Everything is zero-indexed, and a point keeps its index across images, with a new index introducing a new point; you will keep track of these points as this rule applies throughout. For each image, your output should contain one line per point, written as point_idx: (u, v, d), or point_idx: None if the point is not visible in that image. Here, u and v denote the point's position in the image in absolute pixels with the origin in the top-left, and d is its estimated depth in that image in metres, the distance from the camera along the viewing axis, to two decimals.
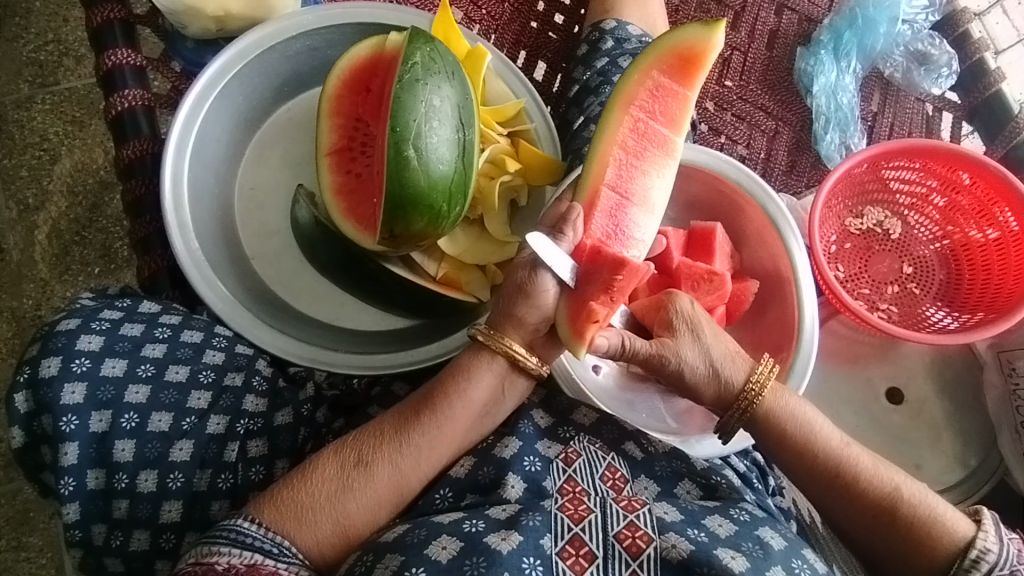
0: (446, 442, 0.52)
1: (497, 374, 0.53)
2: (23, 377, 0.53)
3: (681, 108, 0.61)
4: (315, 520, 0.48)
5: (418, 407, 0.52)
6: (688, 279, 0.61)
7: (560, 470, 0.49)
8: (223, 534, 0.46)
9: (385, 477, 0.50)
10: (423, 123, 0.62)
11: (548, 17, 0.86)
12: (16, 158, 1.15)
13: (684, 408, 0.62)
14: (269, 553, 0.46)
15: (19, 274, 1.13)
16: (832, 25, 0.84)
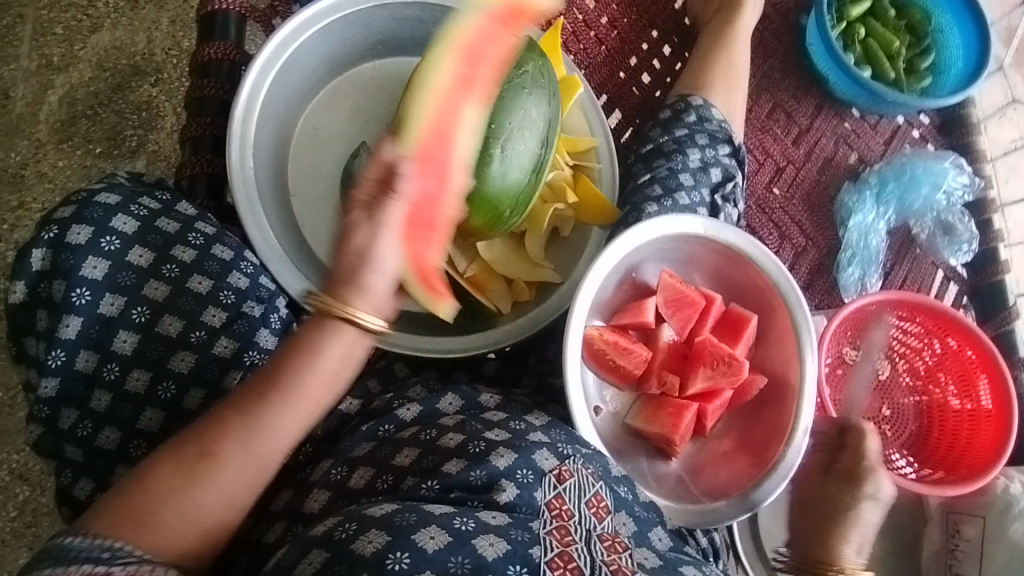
0: (297, 419, 0.47)
1: (347, 345, 0.47)
2: (46, 235, 0.51)
3: (496, 53, 0.51)
4: (157, 520, 0.44)
5: (258, 391, 0.47)
6: (711, 357, 0.67)
7: (552, 484, 0.51)
8: (45, 557, 0.40)
9: (232, 466, 0.46)
10: (514, 127, 0.64)
11: (636, 73, 0.90)
12: (56, 13, 1.18)
13: (664, 471, 0.67)
14: (99, 555, 0.40)
15: (17, 125, 1.14)
16: (881, 171, 0.90)
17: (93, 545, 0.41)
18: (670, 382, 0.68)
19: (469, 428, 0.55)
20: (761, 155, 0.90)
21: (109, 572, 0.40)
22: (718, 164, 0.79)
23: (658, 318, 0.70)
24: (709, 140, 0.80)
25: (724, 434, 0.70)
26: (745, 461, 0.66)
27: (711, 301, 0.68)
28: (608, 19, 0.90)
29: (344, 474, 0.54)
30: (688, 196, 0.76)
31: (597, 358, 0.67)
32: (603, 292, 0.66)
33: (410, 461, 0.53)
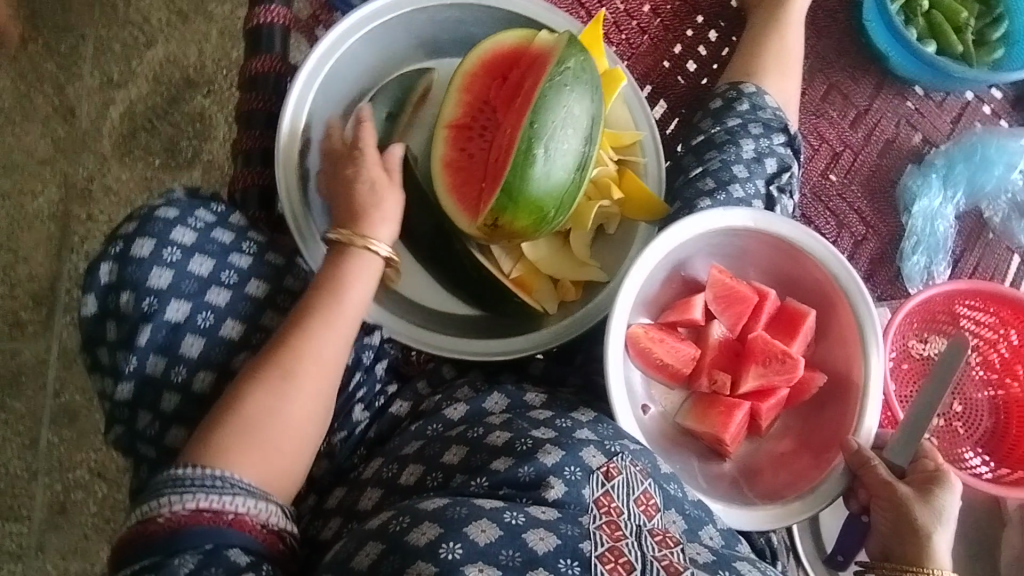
0: (343, 333, 0.56)
1: (371, 268, 0.60)
2: (113, 250, 0.53)
3: None
4: (246, 449, 0.49)
5: (305, 316, 0.55)
6: (763, 354, 0.65)
7: (599, 482, 0.50)
8: (166, 485, 0.45)
9: (294, 387, 0.52)
10: (556, 128, 0.64)
11: (682, 61, 0.88)
12: (114, 32, 1.24)
13: (717, 473, 0.64)
14: (211, 489, 0.46)
15: (83, 142, 1.20)
16: (948, 152, 0.85)
17: (202, 477, 0.46)
18: (721, 380, 0.66)
19: (515, 426, 0.55)
20: (816, 141, 0.86)
21: (220, 509, 0.45)
22: (773, 153, 0.77)
23: (709, 315, 0.68)
24: (763, 129, 0.78)
25: (782, 435, 0.67)
26: (806, 462, 0.63)
27: (765, 296, 0.66)
28: (651, 7, 0.88)
29: (394, 471, 0.55)
30: (743, 188, 0.75)
31: (642, 355, 0.65)
32: (648, 287, 0.64)
33: (460, 458, 0.54)
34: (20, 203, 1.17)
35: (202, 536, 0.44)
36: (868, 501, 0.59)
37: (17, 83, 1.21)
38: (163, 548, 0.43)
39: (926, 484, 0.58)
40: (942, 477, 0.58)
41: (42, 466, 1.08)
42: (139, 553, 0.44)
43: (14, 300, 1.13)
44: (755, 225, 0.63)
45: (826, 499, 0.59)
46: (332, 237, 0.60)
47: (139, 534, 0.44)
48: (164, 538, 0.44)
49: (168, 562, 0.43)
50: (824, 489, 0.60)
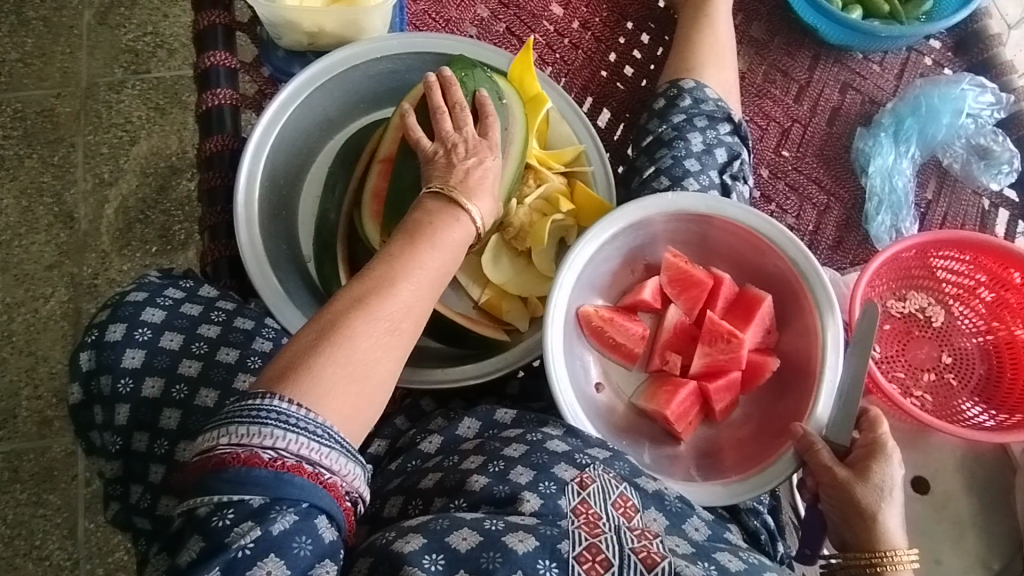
0: (431, 285, 0.54)
1: (467, 237, 0.57)
2: (90, 338, 0.58)
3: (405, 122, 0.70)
4: (342, 392, 0.46)
5: (398, 257, 0.53)
6: (709, 334, 0.66)
7: (574, 491, 0.51)
8: (276, 424, 0.43)
9: (388, 337, 0.49)
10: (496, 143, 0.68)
11: (618, 68, 0.90)
12: (100, 135, 1.32)
13: (669, 454, 0.65)
14: (314, 438, 0.44)
15: (84, 242, 1.28)
16: (895, 110, 0.86)
17: (310, 422, 0.44)
18: (673, 361, 0.67)
19: (488, 448, 0.56)
20: (762, 121, 0.87)
21: (319, 466, 0.44)
22: (722, 143, 0.77)
23: (666, 299, 0.69)
24: (708, 122, 0.78)
25: (743, 422, 0.67)
26: (762, 445, 0.63)
27: (720, 280, 0.67)
28: (580, 23, 0.91)
29: (378, 506, 0.58)
30: (697, 181, 0.75)
31: (597, 335, 0.67)
32: (598, 272, 0.66)
33: (435, 482, 0.55)
34: (34, 308, 1.24)
35: (300, 492, 0.42)
36: (819, 488, 0.58)
37: (19, 198, 1.29)
38: (263, 489, 0.42)
39: (868, 459, 0.57)
40: (881, 448, 0.57)
41: (83, 553, 1.12)
42: (232, 486, 0.42)
43: (39, 400, 1.19)
44: (706, 209, 0.64)
45: (775, 479, 0.59)
46: (431, 191, 0.58)
47: (218, 464, 0.42)
48: (264, 477, 0.42)
49: (267, 510, 0.42)
50: (769, 473, 0.59)
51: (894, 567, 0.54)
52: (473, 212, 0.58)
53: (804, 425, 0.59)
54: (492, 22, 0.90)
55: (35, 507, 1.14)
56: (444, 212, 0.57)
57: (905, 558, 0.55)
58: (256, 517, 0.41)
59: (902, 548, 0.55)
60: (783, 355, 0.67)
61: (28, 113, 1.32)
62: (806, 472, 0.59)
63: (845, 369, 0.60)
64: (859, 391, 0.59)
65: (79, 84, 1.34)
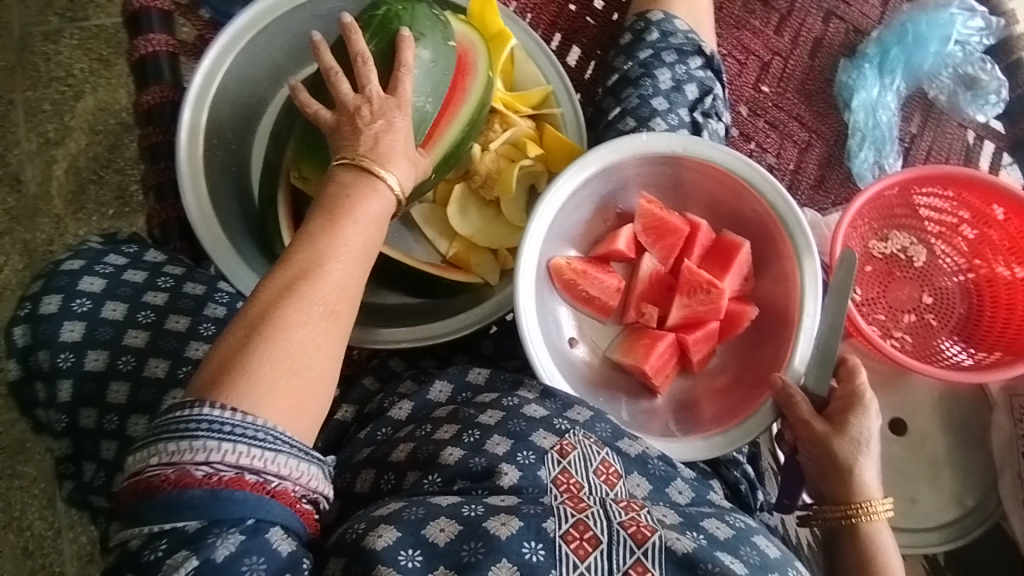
0: (361, 262, 0.48)
1: (388, 205, 0.51)
2: (23, 311, 0.54)
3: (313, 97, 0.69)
4: (283, 389, 0.42)
5: (316, 236, 0.47)
6: (687, 285, 0.63)
7: (554, 461, 0.49)
8: (207, 441, 0.39)
9: (324, 322, 0.44)
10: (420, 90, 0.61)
11: (588, 1, 0.84)
12: (40, 91, 1.23)
13: (646, 408, 0.63)
14: (254, 444, 0.40)
15: (35, 207, 1.21)
16: (880, 39, 0.81)
17: (248, 432, 0.39)
18: (648, 313, 0.65)
19: (462, 415, 0.54)
20: (742, 54, 0.82)
21: (265, 475, 0.40)
22: (692, 79, 0.73)
23: (640, 248, 0.66)
24: (678, 56, 0.73)
25: (719, 372, 0.66)
26: (740, 396, 0.61)
27: (696, 226, 0.64)
28: None
29: (349, 478, 0.56)
30: (665, 121, 0.70)
31: (570, 289, 0.64)
32: (569, 222, 0.63)
33: (407, 454, 0.53)
34: None
35: (242, 509, 0.39)
36: (796, 441, 0.58)
37: None
38: (198, 513, 0.39)
39: (845, 412, 0.55)
40: (859, 399, 0.56)
41: (64, 523, 1.12)
42: (163, 514, 0.39)
43: None
44: (683, 151, 0.60)
45: (752, 432, 0.58)
46: (340, 162, 0.51)
47: (147, 487, 0.39)
48: (199, 498, 0.39)
49: (204, 535, 0.39)
50: (749, 424, 0.58)
51: (874, 519, 0.54)
52: (390, 179, 0.51)
53: (783, 374, 0.57)
54: None
55: (10, 480, 1.12)
56: (365, 179, 0.50)
57: (882, 508, 0.55)
58: (192, 544, 0.39)
59: (879, 498, 0.55)
60: (760, 303, 0.65)
61: None
62: (785, 425, 0.58)
63: (823, 317, 0.59)
64: (837, 347, 0.58)
65: (11, 35, 1.24)
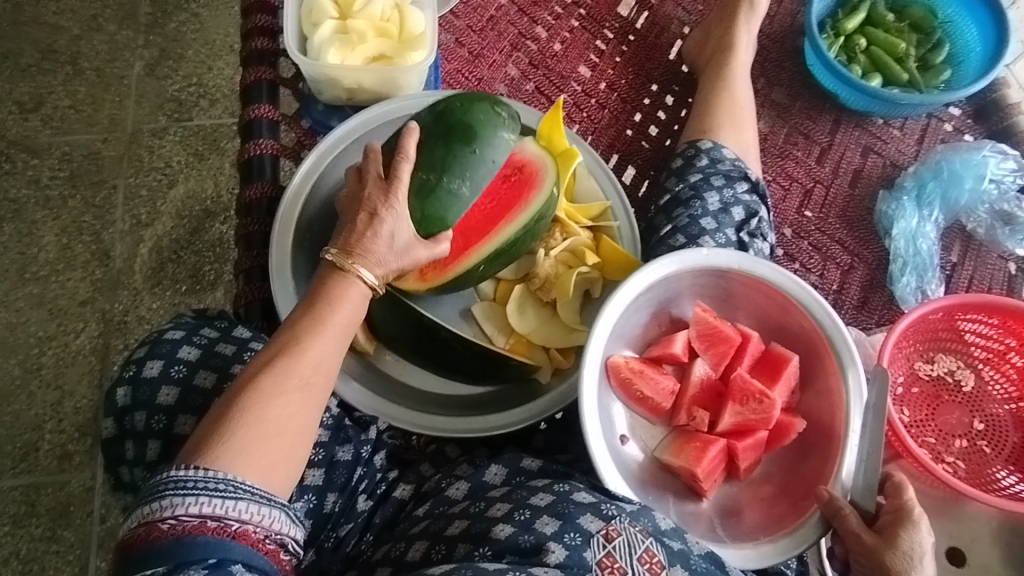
0: (338, 347, 0.56)
1: (363, 298, 0.58)
2: (128, 373, 0.60)
3: None
4: (259, 454, 0.49)
5: (301, 323, 0.55)
6: (739, 393, 0.65)
7: (600, 544, 0.53)
8: (175, 493, 0.45)
9: (299, 398, 0.52)
10: (455, 173, 0.66)
11: (643, 128, 0.93)
12: (141, 178, 1.38)
13: (691, 510, 0.64)
14: (215, 494, 0.45)
15: (118, 280, 1.32)
16: (916, 173, 0.87)
17: (210, 482, 0.45)
18: (699, 417, 0.66)
19: (514, 496, 0.58)
20: (785, 181, 0.89)
21: (225, 520, 0.45)
22: (739, 202, 0.79)
23: (693, 353, 0.69)
24: (725, 180, 0.80)
25: (763, 480, 0.66)
26: (787, 505, 0.62)
27: (748, 337, 0.68)
28: (607, 84, 0.95)
29: (401, 549, 0.59)
30: (713, 239, 0.76)
31: (624, 387, 0.66)
32: (629, 324, 0.67)
33: (461, 529, 0.57)
34: (64, 343, 1.27)
35: (204, 550, 0.44)
36: (848, 555, 0.58)
37: (60, 235, 1.34)
38: (163, 559, 0.43)
39: (895, 527, 0.55)
40: (909, 515, 0.55)
41: None
42: (134, 565, 0.44)
43: (62, 434, 1.21)
44: (736, 266, 0.65)
45: (803, 542, 0.57)
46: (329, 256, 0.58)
47: (127, 546, 0.45)
48: (165, 547, 0.44)
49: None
50: (799, 534, 0.58)
51: None
52: (364, 274, 0.58)
53: (829, 488, 0.58)
54: (523, 81, 0.94)
55: (49, 543, 1.14)
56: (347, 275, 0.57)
57: None
58: None
59: None
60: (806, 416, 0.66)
61: (75, 156, 1.39)
62: (836, 539, 0.58)
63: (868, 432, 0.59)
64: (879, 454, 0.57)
65: (125, 130, 1.41)
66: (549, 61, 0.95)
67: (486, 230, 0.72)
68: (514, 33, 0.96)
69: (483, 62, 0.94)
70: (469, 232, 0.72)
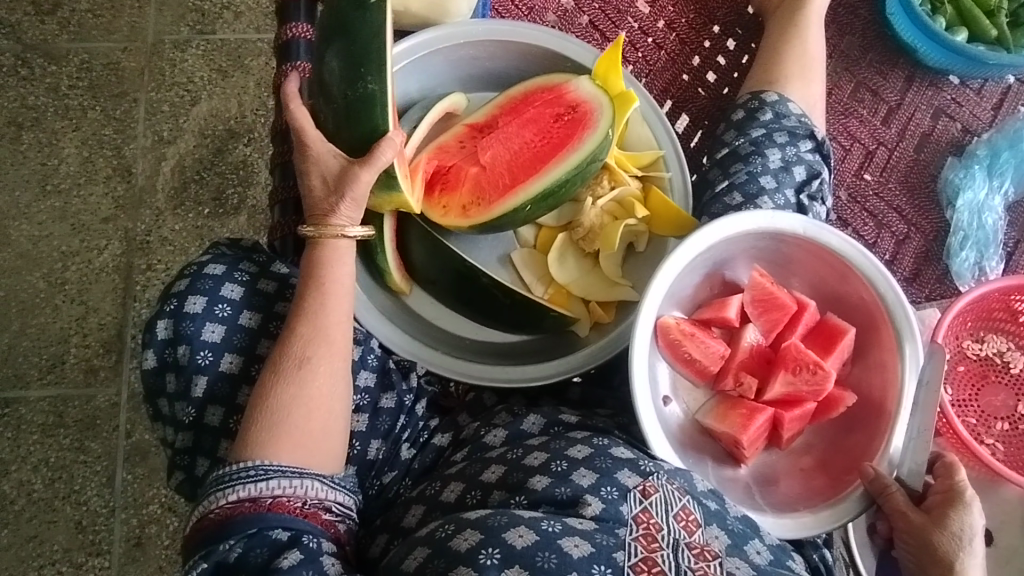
0: (344, 308, 0.59)
1: (351, 250, 0.60)
2: (168, 307, 0.58)
3: (441, 134, 0.74)
4: (303, 434, 0.54)
5: (302, 300, 0.58)
6: (792, 361, 0.64)
7: (636, 499, 0.52)
8: (216, 485, 0.52)
9: (323, 370, 0.56)
10: (354, 80, 0.61)
11: (701, 73, 0.87)
12: (162, 93, 1.33)
13: (729, 475, 0.63)
14: (247, 479, 0.51)
15: (140, 197, 1.29)
16: (990, 141, 0.82)
17: (241, 471, 0.51)
18: (747, 383, 0.65)
19: (552, 445, 0.58)
20: (847, 141, 0.84)
21: (260, 497, 0.51)
22: (801, 161, 0.74)
23: (744, 318, 0.67)
24: (789, 138, 0.75)
25: (805, 451, 0.65)
26: (830, 478, 0.61)
27: (803, 306, 0.65)
28: (666, 22, 0.88)
29: (436, 488, 0.59)
30: (772, 199, 0.72)
31: (672, 348, 0.65)
32: (683, 285, 0.65)
33: (497, 476, 0.57)
34: (88, 259, 1.26)
35: (246, 523, 0.50)
36: (892, 533, 0.58)
37: (81, 148, 1.31)
38: (216, 539, 0.50)
39: (943, 507, 0.55)
40: (961, 496, 0.55)
41: (119, 503, 1.16)
42: (196, 550, 0.51)
43: (87, 349, 1.22)
44: (800, 231, 0.62)
45: (845, 516, 0.58)
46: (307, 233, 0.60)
47: (193, 540, 0.52)
48: (217, 529, 0.50)
49: (221, 550, 0.50)
50: (842, 508, 0.58)
51: None
52: (352, 233, 0.60)
53: (877, 464, 0.58)
54: (576, 14, 0.87)
55: (77, 453, 1.18)
56: (324, 241, 0.60)
57: None
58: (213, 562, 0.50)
59: None
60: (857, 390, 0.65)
61: (94, 65, 1.33)
62: (881, 517, 0.58)
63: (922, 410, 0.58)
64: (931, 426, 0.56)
65: (145, 40, 1.34)
66: None
67: (536, 171, 0.70)
68: None
69: None
70: (519, 172, 0.71)
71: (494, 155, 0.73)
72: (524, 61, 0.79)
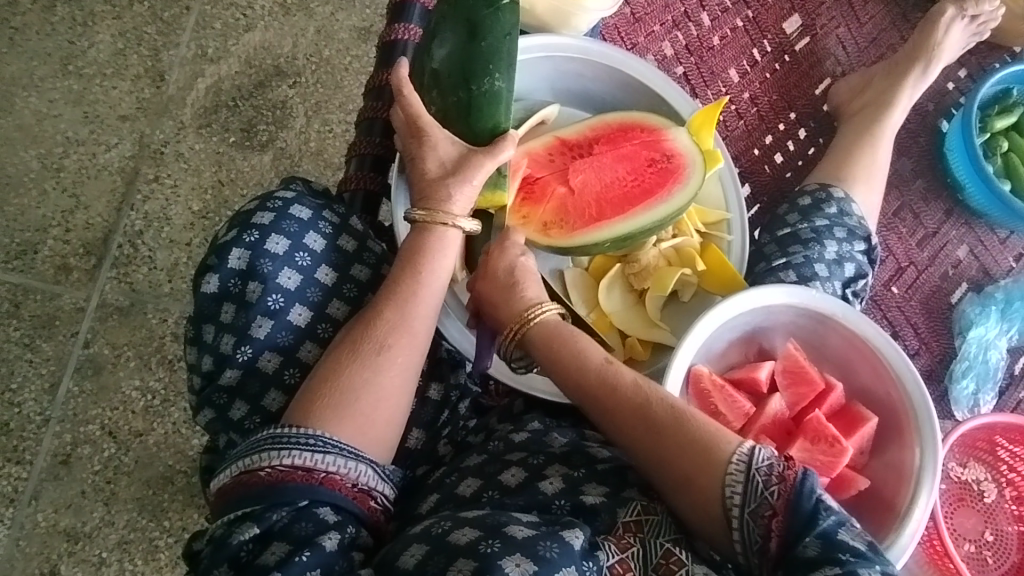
0: (432, 305, 0.58)
1: (456, 246, 0.60)
2: (247, 238, 0.56)
3: (536, 139, 0.75)
4: (366, 420, 0.53)
5: (393, 284, 0.57)
6: (812, 433, 0.68)
7: (633, 507, 0.53)
8: (271, 443, 0.50)
9: (400, 363, 0.55)
10: (481, 74, 0.59)
11: (770, 153, 0.92)
12: (218, 10, 1.27)
13: None
14: (304, 448, 0.50)
15: (166, 106, 1.22)
16: (1007, 288, 0.89)
17: (301, 436, 0.50)
18: (766, 446, 0.68)
19: (574, 462, 0.58)
20: (883, 252, 0.90)
21: (314, 469, 0.50)
22: (853, 260, 0.79)
23: (772, 387, 0.71)
24: (847, 235, 0.79)
25: None
26: None
27: (831, 387, 0.69)
28: (750, 96, 0.92)
29: (454, 481, 0.59)
30: (822, 286, 0.76)
31: (701, 398, 0.67)
32: (717, 340, 0.68)
33: (517, 481, 0.57)
34: (91, 153, 1.18)
35: (297, 492, 0.49)
36: None
37: (116, 39, 1.23)
38: (261, 499, 0.49)
39: None
40: None
41: (56, 414, 1.08)
42: (237, 502, 0.50)
43: (66, 245, 1.14)
44: (841, 316, 0.65)
45: None
46: (415, 216, 0.59)
47: (231, 490, 0.50)
48: (264, 489, 0.49)
49: (265, 512, 0.49)
50: None
51: None
52: (465, 223, 0.59)
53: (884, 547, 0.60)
54: (673, 63, 0.90)
55: (24, 350, 1.09)
56: (432, 228, 0.59)
57: None
58: (254, 519, 0.49)
59: None
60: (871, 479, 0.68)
61: None
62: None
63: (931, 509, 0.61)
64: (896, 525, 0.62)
65: None
66: (704, 52, 0.91)
67: (622, 212, 0.72)
68: (679, 11, 0.91)
69: (642, 29, 0.90)
70: (605, 207, 0.73)
71: (583, 179, 0.74)
72: (622, 92, 0.80)
